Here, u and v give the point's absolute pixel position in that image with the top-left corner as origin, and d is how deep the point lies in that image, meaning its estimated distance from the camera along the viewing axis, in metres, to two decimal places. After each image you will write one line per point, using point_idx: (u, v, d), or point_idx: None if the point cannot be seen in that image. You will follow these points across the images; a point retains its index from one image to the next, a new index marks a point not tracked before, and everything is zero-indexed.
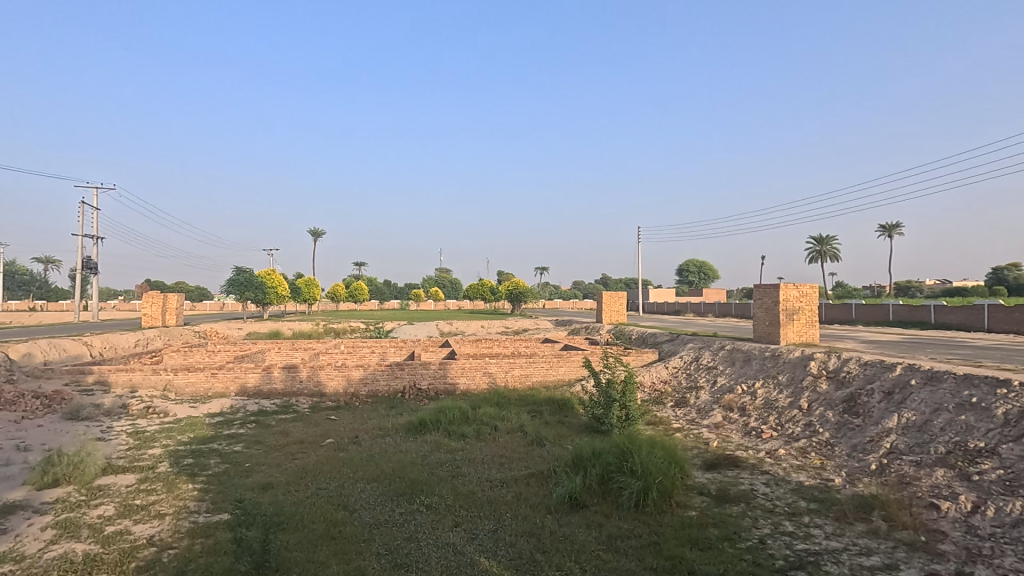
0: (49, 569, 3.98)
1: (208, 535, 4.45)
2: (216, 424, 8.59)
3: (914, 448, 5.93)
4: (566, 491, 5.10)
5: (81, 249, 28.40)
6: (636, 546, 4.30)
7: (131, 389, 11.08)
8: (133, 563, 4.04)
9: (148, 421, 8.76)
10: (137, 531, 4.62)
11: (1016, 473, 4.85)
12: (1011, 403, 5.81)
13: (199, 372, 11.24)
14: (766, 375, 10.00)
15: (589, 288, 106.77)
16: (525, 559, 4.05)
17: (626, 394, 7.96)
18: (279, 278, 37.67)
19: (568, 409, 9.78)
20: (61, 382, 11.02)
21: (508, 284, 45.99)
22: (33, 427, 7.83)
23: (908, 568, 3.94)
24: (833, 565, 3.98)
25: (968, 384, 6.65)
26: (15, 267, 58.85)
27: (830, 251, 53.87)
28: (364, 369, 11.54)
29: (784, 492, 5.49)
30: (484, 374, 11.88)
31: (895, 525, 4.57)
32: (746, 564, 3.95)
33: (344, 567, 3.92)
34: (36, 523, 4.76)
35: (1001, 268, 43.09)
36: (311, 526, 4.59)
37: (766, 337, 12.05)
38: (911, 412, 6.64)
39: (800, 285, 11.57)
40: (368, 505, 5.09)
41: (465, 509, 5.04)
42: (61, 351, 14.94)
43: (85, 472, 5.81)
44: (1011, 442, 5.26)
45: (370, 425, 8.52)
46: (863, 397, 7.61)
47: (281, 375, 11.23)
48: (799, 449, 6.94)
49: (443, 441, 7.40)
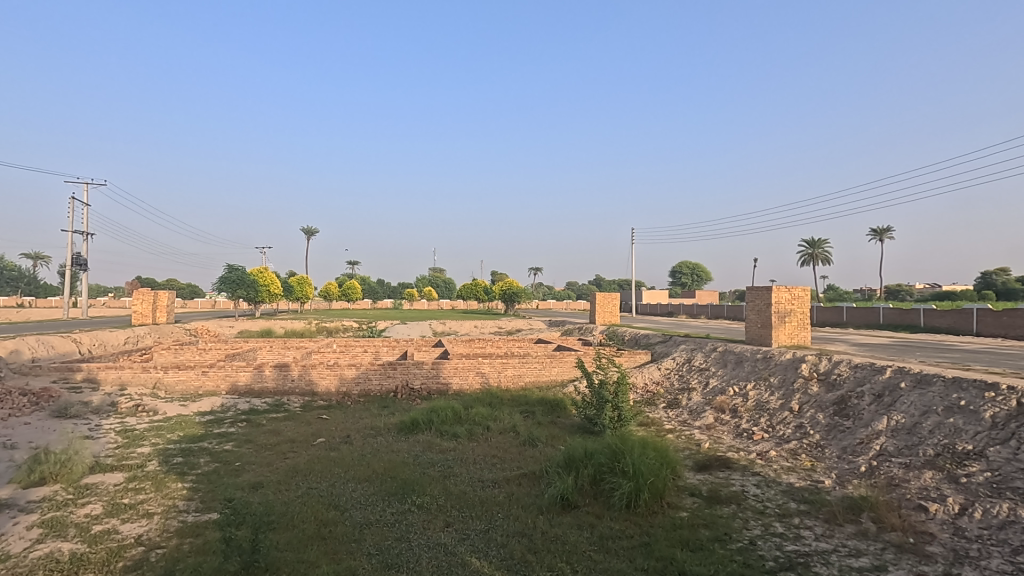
0: (35, 569, 3.91)
1: (197, 536, 4.41)
2: (206, 424, 8.45)
3: (903, 450, 5.98)
4: (558, 492, 5.11)
5: (71, 245, 27.90)
6: (628, 547, 4.30)
7: (119, 386, 10.97)
8: (120, 563, 3.99)
9: (137, 420, 8.62)
10: (124, 531, 4.56)
11: (1003, 474, 4.90)
12: (998, 407, 5.87)
13: (189, 370, 11.11)
14: (758, 377, 10.07)
15: (581, 288, 106.65)
16: (516, 559, 4.05)
17: (618, 395, 7.93)
18: (272, 277, 37.38)
19: (560, 409, 9.79)
20: (49, 379, 10.85)
21: (503, 284, 45.77)
22: (21, 425, 7.72)
23: (897, 568, 3.98)
24: (822, 566, 4.00)
25: (957, 387, 6.72)
26: (7, 263, 58.24)
27: (824, 255, 54.63)
28: (356, 368, 11.46)
29: (774, 494, 5.52)
30: (477, 374, 11.85)
31: (883, 527, 4.59)
32: (737, 565, 3.97)
33: (334, 567, 3.90)
34: (22, 523, 4.67)
35: (994, 272, 44.13)
36: (302, 526, 4.56)
37: (758, 339, 12.11)
38: (900, 414, 6.69)
39: (792, 287, 11.69)
40: (359, 505, 5.07)
41: (456, 508, 5.03)
42: (50, 348, 14.79)
43: (72, 472, 5.74)
44: (1000, 445, 5.32)
45: (362, 424, 8.48)
46: (854, 399, 7.67)
47: (273, 374, 11.15)
48: (790, 450, 7.01)
49: (435, 441, 7.38)
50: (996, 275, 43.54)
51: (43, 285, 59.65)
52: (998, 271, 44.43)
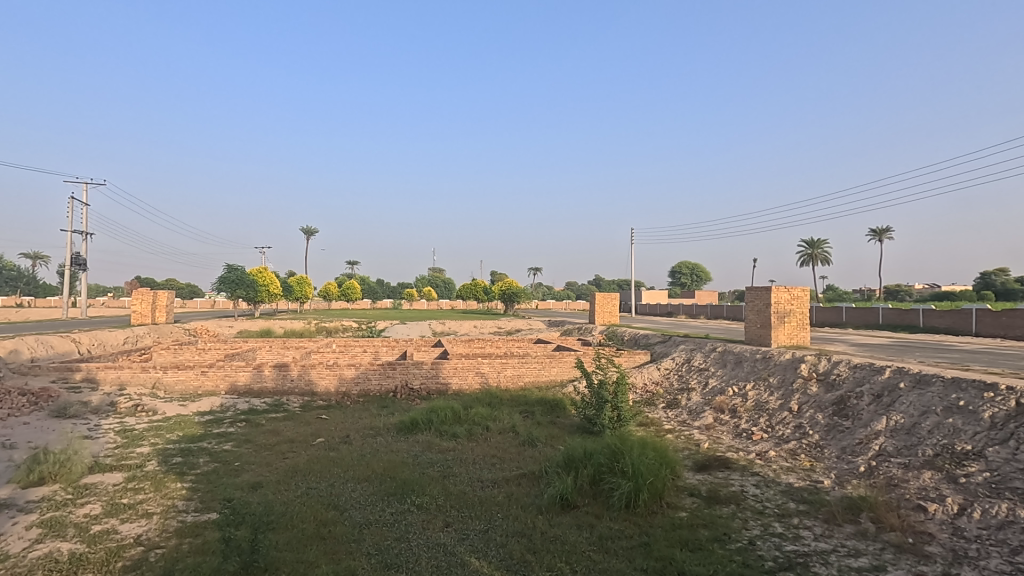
0: (34, 569, 3.91)
1: (196, 536, 4.41)
2: (205, 424, 8.44)
3: (902, 450, 5.99)
4: (557, 492, 5.11)
5: (70, 245, 27.86)
6: (627, 547, 4.30)
7: (119, 386, 10.96)
8: (119, 563, 3.98)
9: (136, 420, 8.61)
10: (123, 531, 4.55)
11: (1002, 475, 4.91)
12: (997, 407, 5.87)
13: (188, 370, 11.10)
14: (757, 377, 10.08)
15: (581, 288, 106.62)
16: (516, 559, 4.05)
17: (618, 395, 7.93)
18: (272, 277, 37.48)
19: (560, 409, 9.79)
20: (48, 379, 10.84)
21: (503, 284, 45.77)
22: (20, 425, 7.71)
23: (896, 568, 3.98)
24: (822, 566, 4.01)
25: (956, 387, 6.72)
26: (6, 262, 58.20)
27: (824, 255, 54.66)
28: (355, 368, 11.45)
29: (773, 494, 5.52)
30: (477, 374, 11.85)
31: (883, 527, 4.59)
32: (736, 565, 3.97)
33: (334, 567, 3.90)
34: (21, 523, 4.67)
35: (993, 272, 44.18)
36: (301, 526, 4.56)
37: (757, 339, 12.12)
38: (899, 414, 6.70)
39: (791, 288, 11.70)
40: (358, 505, 5.07)
41: (456, 509, 5.04)
42: (49, 348, 14.78)
43: (71, 472, 5.73)
44: (999, 445, 5.32)
45: (361, 424, 8.48)
46: (853, 399, 7.68)
47: (273, 374, 11.15)
48: (789, 450, 7.01)
49: (434, 441, 7.38)
50: (996, 275, 43.63)
51: (42, 284, 59.61)
52: (998, 271, 44.52)
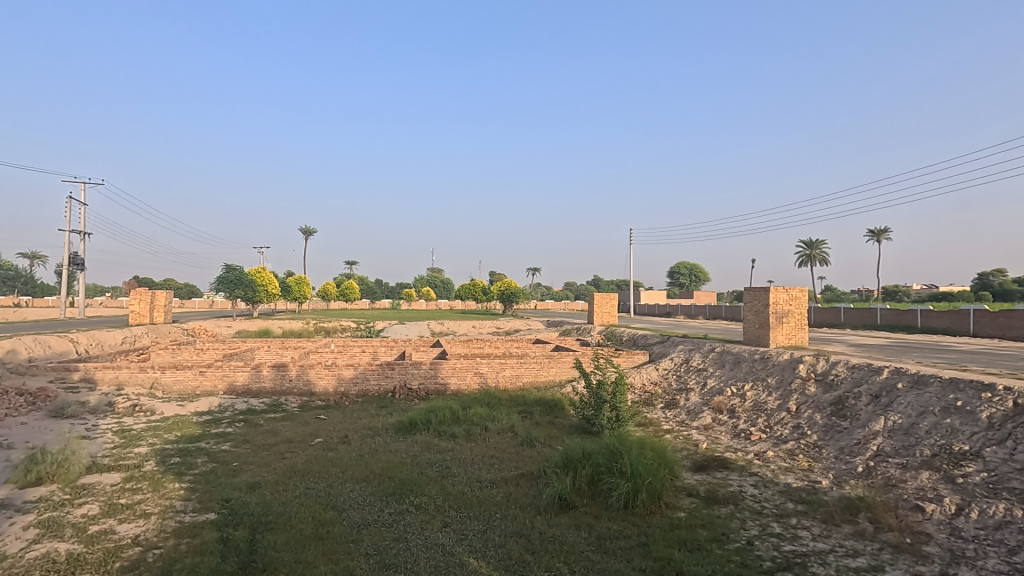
0: (31, 569, 3.90)
1: (194, 535, 4.40)
2: (204, 424, 8.43)
3: (900, 450, 6.00)
4: (556, 492, 5.11)
5: (68, 244, 27.82)
6: (626, 547, 4.30)
7: (117, 386, 10.94)
8: (117, 563, 3.98)
9: (134, 420, 8.60)
10: (121, 531, 4.55)
11: (999, 475, 4.92)
12: (995, 407, 5.88)
13: (187, 371, 11.08)
14: (755, 377, 10.08)
15: (580, 288, 106.59)
16: (514, 559, 4.05)
17: (616, 395, 7.94)
18: (271, 277, 37.42)
19: (558, 409, 9.79)
20: (46, 379, 10.82)
21: (502, 284, 45.71)
22: (17, 425, 7.69)
23: (894, 568, 3.99)
24: (819, 566, 4.01)
25: (954, 388, 6.73)
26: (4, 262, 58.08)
27: (823, 255, 54.70)
28: (354, 368, 11.44)
29: (771, 494, 5.53)
30: (475, 375, 11.85)
31: (881, 527, 4.60)
32: (734, 565, 3.97)
33: (332, 567, 3.90)
34: (17, 523, 4.66)
35: (992, 273, 44.25)
36: (299, 526, 4.56)
37: (756, 339, 12.13)
38: (897, 415, 6.70)
39: (789, 289, 11.72)
40: (356, 505, 5.07)
41: (454, 509, 5.04)
42: (47, 347, 14.75)
43: (69, 472, 5.71)
44: (996, 445, 5.33)
45: (360, 424, 8.47)
46: (851, 399, 7.68)
47: (271, 374, 11.14)
48: (787, 451, 7.02)
49: (433, 441, 7.38)
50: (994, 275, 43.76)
51: (41, 283, 59.48)
52: (995, 272, 44.71)
